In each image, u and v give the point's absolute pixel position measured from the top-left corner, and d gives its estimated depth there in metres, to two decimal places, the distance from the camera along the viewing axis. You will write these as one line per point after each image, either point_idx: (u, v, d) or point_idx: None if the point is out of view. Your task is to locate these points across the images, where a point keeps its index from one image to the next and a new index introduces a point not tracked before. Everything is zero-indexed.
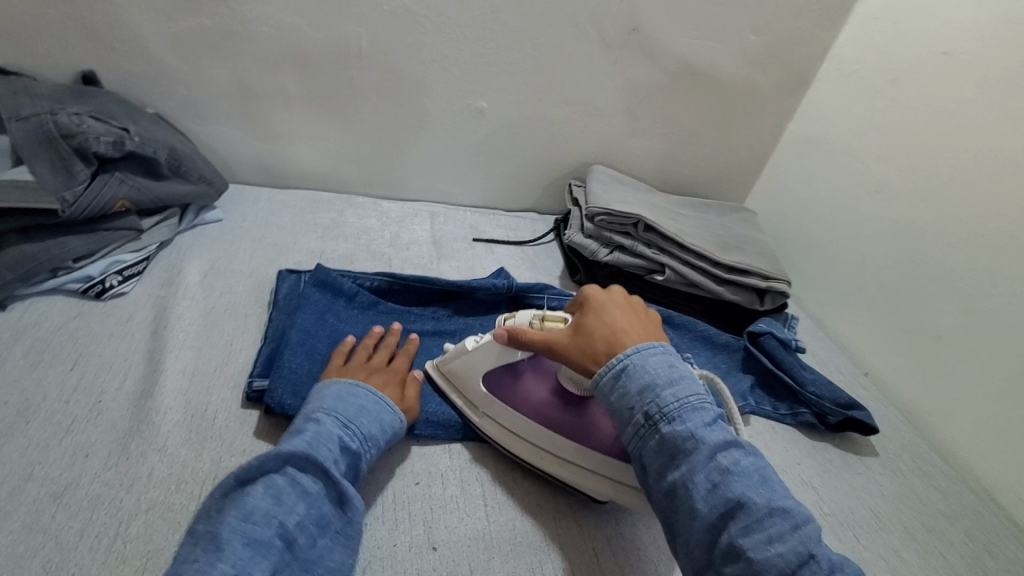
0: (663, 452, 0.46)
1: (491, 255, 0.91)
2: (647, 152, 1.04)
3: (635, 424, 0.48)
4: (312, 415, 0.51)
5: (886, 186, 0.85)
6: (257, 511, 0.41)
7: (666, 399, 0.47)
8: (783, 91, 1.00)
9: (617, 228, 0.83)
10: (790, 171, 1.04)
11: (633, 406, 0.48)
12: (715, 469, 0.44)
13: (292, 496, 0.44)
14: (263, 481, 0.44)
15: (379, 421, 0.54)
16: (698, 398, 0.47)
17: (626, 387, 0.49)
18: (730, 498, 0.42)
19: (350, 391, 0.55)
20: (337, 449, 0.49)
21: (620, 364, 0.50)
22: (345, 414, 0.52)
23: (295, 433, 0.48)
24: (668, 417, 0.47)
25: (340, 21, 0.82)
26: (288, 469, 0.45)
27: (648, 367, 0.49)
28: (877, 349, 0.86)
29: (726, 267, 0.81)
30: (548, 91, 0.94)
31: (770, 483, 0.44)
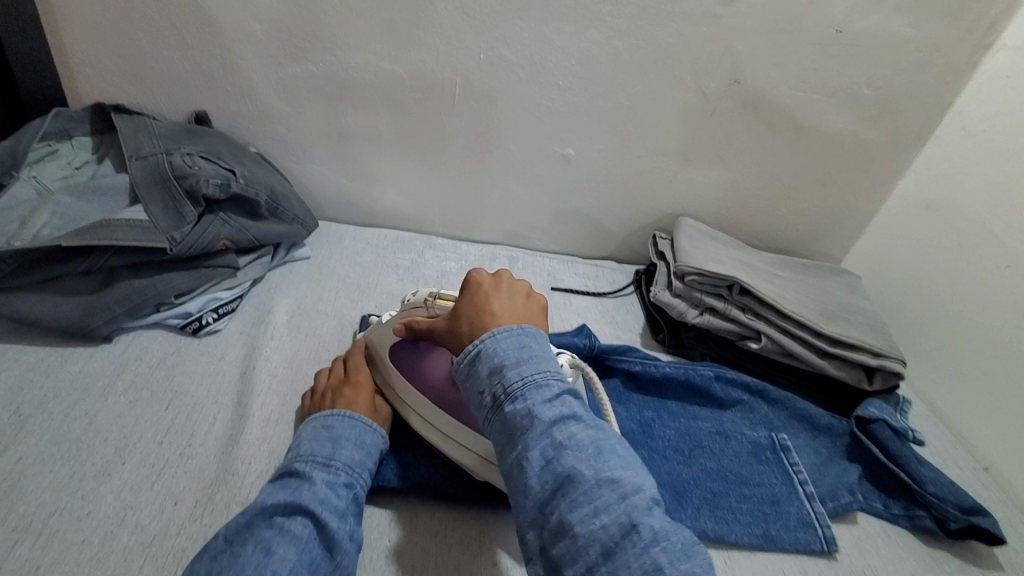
0: (505, 432, 0.45)
1: (569, 305, 0.88)
2: (737, 204, 0.99)
3: (484, 406, 0.47)
4: (292, 464, 0.50)
5: (1019, 258, 0.76)
6: (245, 569, 0.40)
7: (512, 378, 0.46)
8: (895, 148, 0.93)
9: (709, 289, 0.78)
10: (900, 232, 0.95)
11: (483, 388, 0.47)
12: (550, 444, 0.43)
13: (280, 544, 0.43)
14: (250, 539, 0.43)
15: (363, 449, 0.54)
16: (544, 375, 0.46)
17: (477, 371, 0.48)
18: (561, 473, 0.41)
19: (326, 425, 0.54)
20: (321, 488, 0.48)
21: (474, 348, 0.49)
22: (325, 452, 0.51)
23: (277, 485, 0.48)
24: (511, 397, 0.46)
25: (436, 67, 0.83)
26: (274, 522, 0.44)
27: (499, 347, 0.48)
28: (1009, 444, 0.75)
29: (830, 339, 0.75)
30: (637, 140, 0.91)
31: (604, 455, 0.42)
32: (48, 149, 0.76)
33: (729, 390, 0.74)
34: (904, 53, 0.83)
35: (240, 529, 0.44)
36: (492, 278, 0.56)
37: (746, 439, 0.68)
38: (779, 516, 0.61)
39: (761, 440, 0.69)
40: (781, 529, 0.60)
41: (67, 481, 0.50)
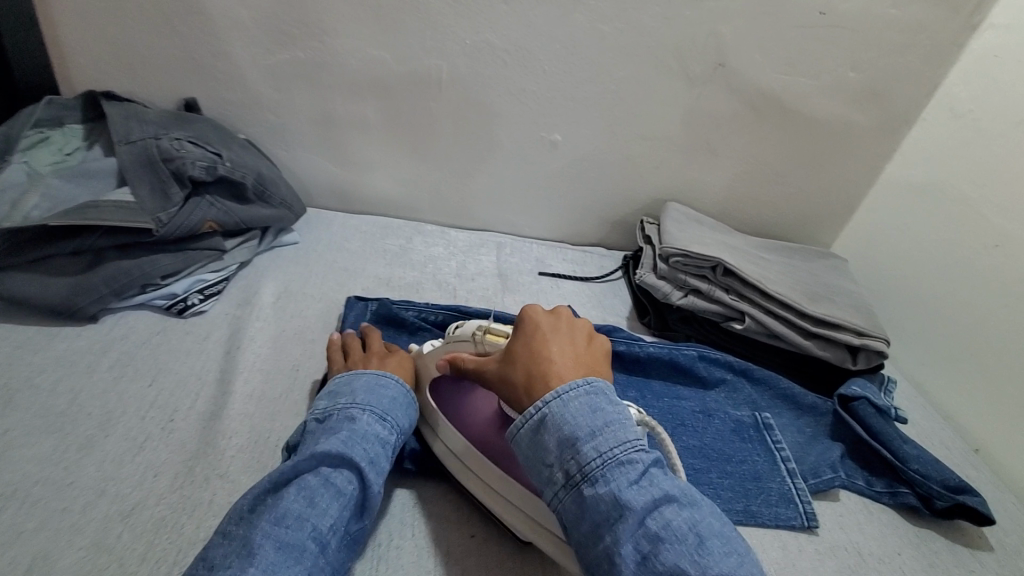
0: (590, 521, 0.43)
1: (557, 290, 0.88)
2: (725, 190, 0.99)
3: (558, 486, 0.45)
4: (347, 413, 0.51)
5: (1006, 238, 0.76)
6: (291, 515, 0.42)
7: (589, 455, 0.44)
8: (882, 132, 0.93)
9: (693, 271, 0.79)
10: (888, 217, 0.95)
11: (553, 464, 0.45)
12: (643, 536, 0.40)
13: (326, 494, 0.44)
14: (297, 483, 0.44)
15: (406, 416, 0.55)
16: (623, 449, 0.44)
17: (548, 445, 0.46)
18: (661, 572, 0.39)
19: (379, 384, 0.56)
20: (371, 448, 0.49)
21: (540, 416, 0.46)
22: (379, 410, 0.53)
23: (330, 430, 0.49)
24: (591, 478, 0.43)
25: (423, 53, 0.84)
26: (323, 470, 0.45)
27: (569, 417, 0.45)
28: (996, 424, 0.75)
29: (814, 319, 0.75)
30: (624, 125, 0.91)
31: (705, 543, 0.40)
32: (38, 135, 0.77)
33: (713, 369, 0.74)
34: (889, 35, 0.83)
35: (289, 471, 0.45)
36: (550, 317, 0.55)
37: (729, 417, 0.69)
38: (759, 492, 0.61)
39: (744, 419, 0.69)
40: (761, 504, 0.60)
41: (49, 453, 0.51)
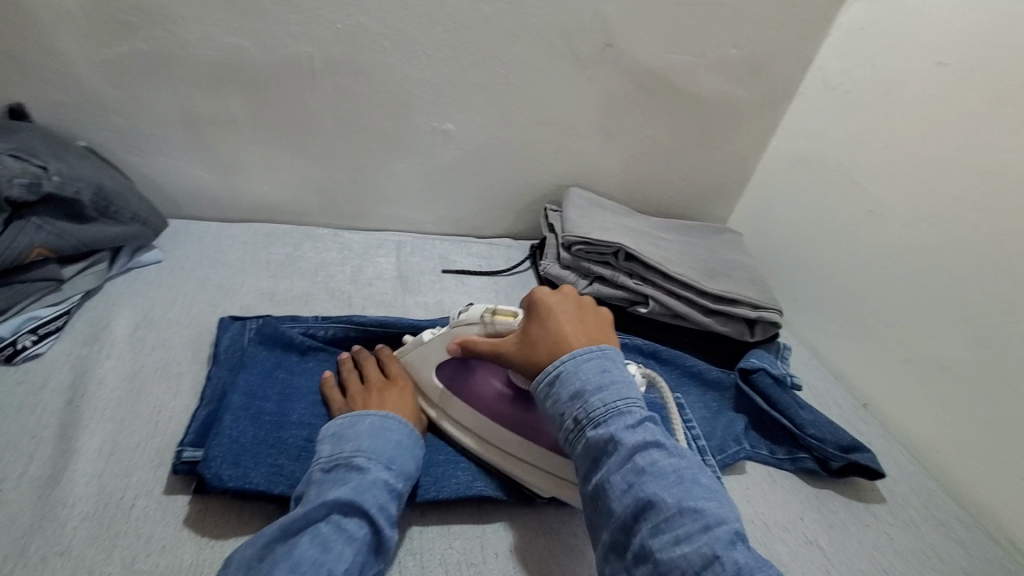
0: (590, 456, 0.46)
1: (461, 287, 0.84)
2: (625, 171, 0.99)
3: (566, 428, 0.48)
4: (353, 459, 0.48)
5: (878, 203, 0.80)
6: (304, 563, 0.41)
7: (594, 404, 0.47)
8: (766, 106, 0.96)
9: (596, 258, 0.77)
10: (776, 187, 0.99)
11: (563, 411, 0.49)
12: (631, 470, 0.44)
13: (338, 542, 0.43)
14: (309, 532, 0.43)
15: (414, 457, 0.52)
16: (625, 401, 0.47)
17: (557, 395, 0.49)
18: (641, 498, 0.43)
19: (384, 426, 0.52)
20: (382, 494, 0.47)
21: (555, 371, 0.50)
22: (385, 455, 0.49)
23: (338, 475, 0.47)
24: (595, 422, 0.47)
25: (290, 41, 0.76)
26: (333, 517, 0.44)
27: (580, 372, 0.49)
28: (877, 378, 0.80)
29: (713, 297, 0.76)
30: (518, 111, 0.88)
31: (687, 485, 0.43)
32: None
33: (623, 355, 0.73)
34: (765, 12, 0.85)
35: (297, 521, 0.43)
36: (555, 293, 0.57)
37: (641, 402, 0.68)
38: None
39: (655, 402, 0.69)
40: None
41: None
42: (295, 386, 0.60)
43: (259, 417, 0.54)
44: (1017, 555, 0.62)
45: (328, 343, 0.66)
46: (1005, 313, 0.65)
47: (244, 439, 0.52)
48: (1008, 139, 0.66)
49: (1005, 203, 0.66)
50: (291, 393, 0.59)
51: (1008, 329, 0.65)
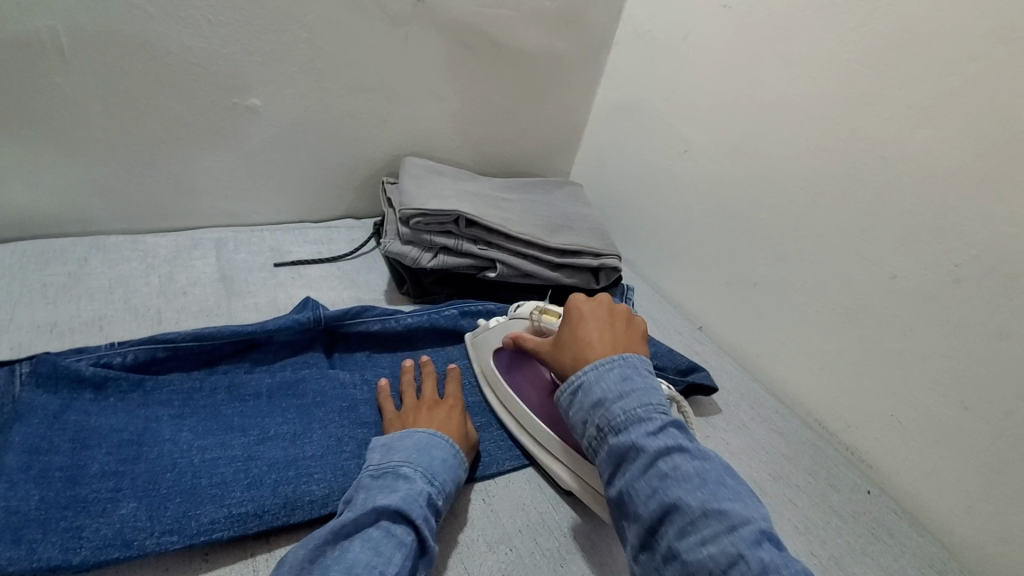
0: (613, 462, 0.46)
1: (299, 279, 0.77)
2: (462, 135, 0.96)
3: (588, 436, 0.48)
4: (400, 470, 0.47)
5: (691, 142, 0.87)
6: (358, 565, 0.40)
7: (615, 412, 0.47)
8: (587, 57, 0.98)
9: (436, 228, 0.74)
10: (607, 137, 1.03)
11: (586, 420, 0.48)
12: (655, 476, 0.43)
13: (387, 548, 0.42)
14: (358, 538, 0.42)
15: (459, 474, 0.51)
16: (645, 406, 0.46)
17: (580, 402, 0.49)
18: (666, 502, 0.42)
19: (432, 442, 0.51)
20: (428, 506, 0.46)
21: (578, 380, 0.50)
22: (432, 468, 0.49)
23: (383, 483, 0.46)
24: (616, 429, 0.46)
25: (18, 11, 0.61)
26: (381, 522, 0.43)
27: (602, 381, 0.49)
28: (705, 304, 0.88)
29: (558, 251, 0.78)
30: (334, 79, 0.81)
31: (712, 484, 0.42)
32: None
33: (477, 322, 0.73)
34: None
35: (347, 525, 0.43)
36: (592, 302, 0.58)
37: None
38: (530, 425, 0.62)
39: None
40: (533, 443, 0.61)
41: None
42: (92, 428, 0.49)
43: (45, 476, 0.44)
44: (822, 431, 0.74)
45: (132, 369, 0.55)
46: (794, 229, 0.74)
47: (26, 510, 0.42)
48: (783, 75, 0.74)
49: (786, 131, 0.74)
50: (89, 437, 0.48)
51: (799, 243, 0.74)
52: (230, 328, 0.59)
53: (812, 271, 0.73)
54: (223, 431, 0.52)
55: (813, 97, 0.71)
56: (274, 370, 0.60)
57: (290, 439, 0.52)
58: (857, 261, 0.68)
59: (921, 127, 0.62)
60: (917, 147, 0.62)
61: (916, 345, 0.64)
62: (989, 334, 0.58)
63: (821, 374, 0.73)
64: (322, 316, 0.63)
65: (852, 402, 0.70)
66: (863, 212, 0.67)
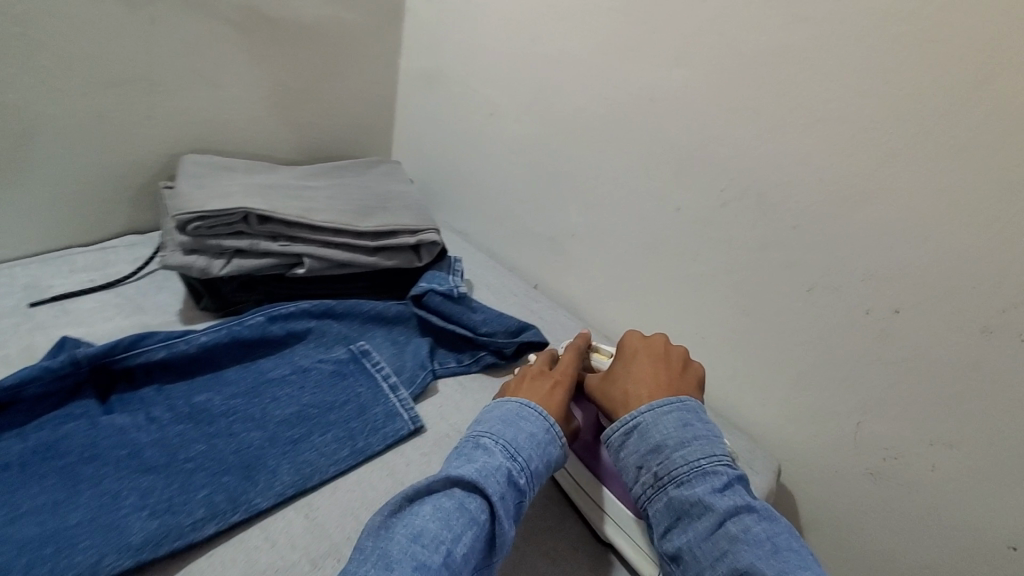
0: (671, 516, 0.47)
1: (66, 316, 0.65)
2: (255, 124, 0.86)
3: (643, 483, 0.50)
4: (481, 441, 0.49)
5: (495, 105, 0.87)
6: (426, 535, 0.41)
7: (676, 462, 0.49)
8: (381, 26, 0.93)
9: (224, 230, 0.66)
10: (419, 108, 0.99)
11: (641, 465, 0.50)
12: (722, 537, 0.45)
13: (460, 522, 0.42)
14: (431, 502, 0.44)
15: (546, 455, 0.51)
16: (709, 460, 0.48)
17: (635, 446, 0.51)
18: (737, 568, 0.43)
19: (519, 415, 0.52)
20: (506, 483, 0.46)
21: (633, 421, 0.52)
22: (513, 444, 0.49)
23: (466, 456, 0.48)
24: (676, 480, 0.48)
25: None
26: (457, 493, 0.44)
27: (659, 425, 0.51)
28: (534, 261, 0.90)
29: (371, 235, 0.74)
30: (67, 75, 0.68)
31: (783, 554, 0.43)
32: None
33: (290, 324, 0.67)
34: None
35: (422, 490, 0.44)
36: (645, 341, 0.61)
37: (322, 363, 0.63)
38: (353, 421, 0.58)
39: (341, 357, 0.65)
40: (355, 439, 0.57)
41: None
42: None
43: None
44: None
45: None
46: (596, 177, 0.77)
47: None
48: (563, 27, 0.75)
49: (574, 84, 0.76)
50: None
51: (602, 190, 0.77)
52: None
53: (617, 214, 0.77)
54: None
55: (588, 48, 0.73)
56: (27, 431, 0.51)
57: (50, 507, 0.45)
58: (650, 199, 0.73)
59: (676, 67, 0.66)
60: (677, 85, 0.67)
61: (705, 267, 0.70)
62: (755, 247, 0.65)
63: (639, 309, 0.78)
64: (79, 358, 0.54)
65: (666, 329, 0.76)
66: (646, 153, 0.71)
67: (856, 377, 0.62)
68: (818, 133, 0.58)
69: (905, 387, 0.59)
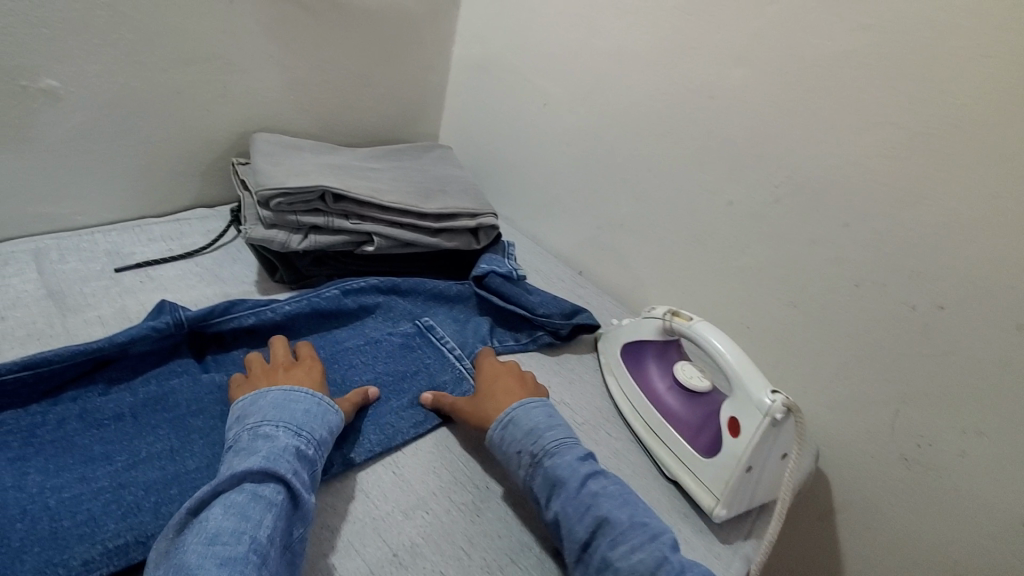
0: (548, 486, 0.51)
1: (151, 283, 0.69)
2: (315, 104, 0.89)
3: (522, 465, 0.54)
4: (261, 430, 0.48)
5: (548, 96, 0.90)
6: (224, 532, 0.40)
7: (548, 440, 0.54)
8: (436, 14, 0.96)
9: (302, 207, 0.70)
10: (469, 95, 1.02)
11: (521, 449, 0.54)
12: (587, 494, 0.50)
13: (256, 511, 0.42)
14: (221, 503, 0.42)
15: (329, 423, 0.52)
16: (571, 438, 0.55)
17: (513, 436, 0.55)
18: (600, 516, 0.49)
19: (290, 398, 0.51)
20: (297, 460, 0.46)
21: (509, 416, 0.57)
22: (295, 421, 0.49)
23: (244, 449, 0.46)
24: (550, 454, 0.53)
25: None
26: (246, 486, 0.43)
27: (530, 415, 0.57)
28: (579, 248, 0.94)
29: (435, 216, 0.78)
30: (151, 50, 0.70)
31: (630, 502, 0.51)
32: None
33: (361, 299, 0.71)
34: None
35: (207, 494, 0.42)
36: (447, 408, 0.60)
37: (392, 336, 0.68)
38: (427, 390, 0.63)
39: (407, 330, 0.69)
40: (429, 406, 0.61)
41: None
42: None
43: None
44: None
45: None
46: (648, 170, 0.81)
47: None
48: (622, 23, 0.78)
49: (631, 78, 0.79)
50: None
51: (654, 182, 0.81)
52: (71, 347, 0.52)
53: (667, 206, 0.80)
54: (83, 463, 0.46)
55: (648, 45, 0.76)
56: (135, 386, 0.54)
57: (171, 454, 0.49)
58: (702, 193, 0.76)
59: (737, 66, 0.69)
60: (738, 84, 0.70)
61: (754, 260, 0.73)
62: (805, 241, 0.68)
63: (685, 296, 0.82)
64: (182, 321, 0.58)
65: (711, 318, 0.80)
66: (701, 148, 0.75)
67: (897, 368, 0.66)
68: (875, 136, 0.61)
69: (944, 377, 0.63)
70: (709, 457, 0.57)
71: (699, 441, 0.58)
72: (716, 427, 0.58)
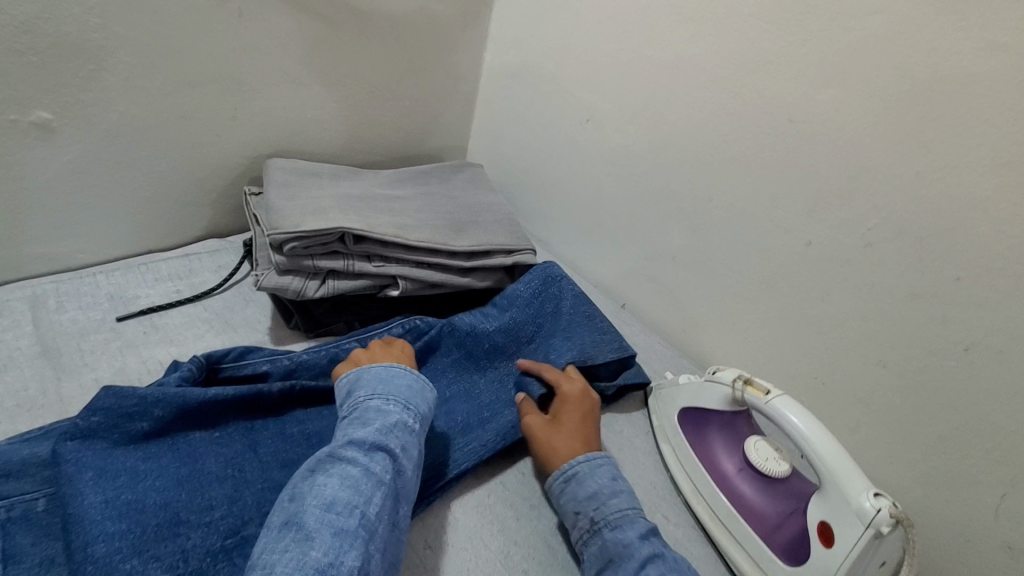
0: (602, 560, 0.46)
1: (156, 333, 0.63)
2: (335, 122, 0.81)
3: (579, 527, 0.49)
4: (371, 403, 0.48)
5: (592, 110, 0.80)
6: (338, 502, 0.39)
7: (610, 507, 0.49)
8: (468, 18, 0.86)
9: (319, 250, 0.62)
10: (502, 106, 0.93)
11: (579, 510, 0.50)
12: None
13: (368, 484, 0.41)
14: (338, 469, 0.42)
15: (428, 400, 0.51)
16: (635, 510, 0.49)
17: (571, 494, 0.51)
18: None
19: (390, 372, 0.51)
20: (406, 436, 0.46)
21: (571, 469, 0.52)
22: (401, 397, 0.49)
23: (359, 420, 0.46)
24: (610, 524, 0.48)
25: None
26: (360, 457, 0.43)
27: (593, 475, 0.52)
28: (622, 279, 0.85)
29: (466, 253, 0.69)
30: (155, 74, 0.63)
31: None
32: None
33: None
34: None
35: (326, 458, 0.42)
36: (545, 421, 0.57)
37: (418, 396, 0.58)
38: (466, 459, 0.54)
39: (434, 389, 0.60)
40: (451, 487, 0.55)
41: None
42: None
43: None
44: None
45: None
46: (707, 200, 0.71)
47: None
48: (683, 31, 0.68)
49: (691, 96, 0.69)
50: None
51: (714, 213, 0.71)
52: (113, 391, 0.48)
53: (727, 242, 0.71)
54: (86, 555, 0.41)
55: (716, 57, 0.66)
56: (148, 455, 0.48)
57: (207, 562, 0.42)
58: (772, 229, 0.66)
59: (823, 87, 0.59)
60: (824, 107, 0.59)
61: (834, 309, 0.64)
62: (900, 295, 0.58)
63: (746, 341, 0.73)
64: (217, 397, 0.51)
65: (777, 368, 0.71)
66: (773, 179, 0.65)
67: (1009, 451, 0.55)
68: (1002, 178, 0.50)
69: None
70: (793, 563, 0.50)
71: (778, 540, 0.51)
72: (800, 527, 0.50)
